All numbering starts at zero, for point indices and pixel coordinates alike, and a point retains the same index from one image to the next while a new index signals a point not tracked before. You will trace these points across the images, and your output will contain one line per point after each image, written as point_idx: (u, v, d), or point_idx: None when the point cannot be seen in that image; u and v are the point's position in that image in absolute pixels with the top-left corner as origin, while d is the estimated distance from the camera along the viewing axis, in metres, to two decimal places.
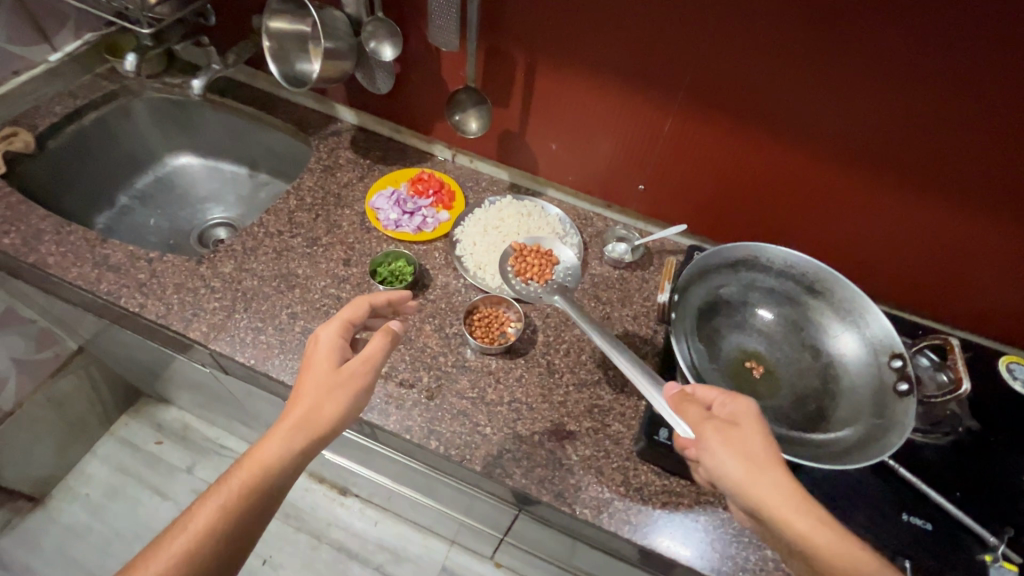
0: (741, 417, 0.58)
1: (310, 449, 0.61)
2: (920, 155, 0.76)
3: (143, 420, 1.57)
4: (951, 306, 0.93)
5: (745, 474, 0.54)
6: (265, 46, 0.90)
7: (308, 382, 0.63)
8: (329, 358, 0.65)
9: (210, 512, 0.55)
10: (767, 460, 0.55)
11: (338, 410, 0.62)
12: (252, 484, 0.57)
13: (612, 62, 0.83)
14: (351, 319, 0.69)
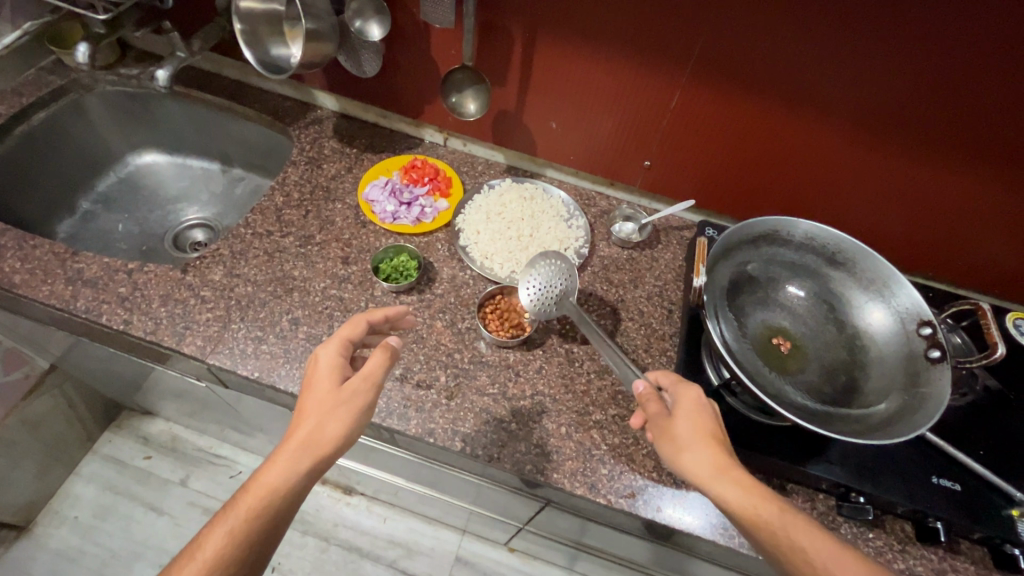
0: (681, 404, 0.62)
1: (314, 475, 0.56)
2: (942, 120, 0.73)
3: (126, 434, 1.53)
4: (959, 265, 0.93)
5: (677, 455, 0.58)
6: (237, 29, 0.83)
7: (309, 403, 0.59)
8: (330, 377, 0.60)
9: (213, 545, 0.51)
10: (703, 441, 0.58)
11: (340, 431, 0.57)
12: (256, 511, 0.53)
13: (613, 34, 0.78)
14: (349, 337, 0.65)
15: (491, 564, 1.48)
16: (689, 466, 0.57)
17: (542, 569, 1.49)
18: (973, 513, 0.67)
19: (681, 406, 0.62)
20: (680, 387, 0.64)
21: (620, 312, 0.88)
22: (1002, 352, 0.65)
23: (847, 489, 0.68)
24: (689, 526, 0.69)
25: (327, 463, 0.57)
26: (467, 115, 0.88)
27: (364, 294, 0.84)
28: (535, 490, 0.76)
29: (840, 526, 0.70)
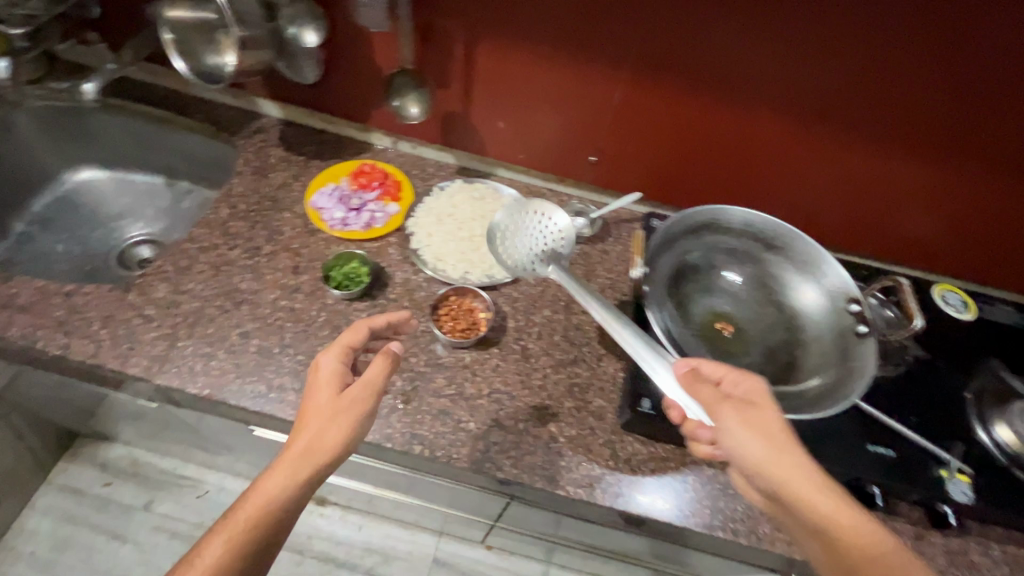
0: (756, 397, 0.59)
1: (315, 483, 0.57)
2: (865, 102, 0.78)
3: (83, 462, 1.47)
4: (892, 243, 0.97)
5: (752, 449, 0.56)
6: (166, 39, 0.81)
7: (308, 412, 0.60)
8: (330, 387, 0.61)
9: (212, 554, 0.52)
10: (781, 437, 0.56)
11: (340, 439, 0.58)
12: (254, 521, 0.53)
13: (550, 31, 0.79)
14: (351, 343, 0.65)
15: (469, 563, 1.49)
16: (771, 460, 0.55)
17: (520, 564, 1.50)
18: (907, 476, 0.71)
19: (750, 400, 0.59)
20: (747, 380, 0.61)
21: (573, 305, 0.89)
22: (921, 325, 0.71)
23: None
24: (654, 514, 0.71)
25: (327, 470, 0.58)
26: (408, 118, 0.87)
27: (316, 303, 0.84)
28: (498, 487, 0.77)
29: None
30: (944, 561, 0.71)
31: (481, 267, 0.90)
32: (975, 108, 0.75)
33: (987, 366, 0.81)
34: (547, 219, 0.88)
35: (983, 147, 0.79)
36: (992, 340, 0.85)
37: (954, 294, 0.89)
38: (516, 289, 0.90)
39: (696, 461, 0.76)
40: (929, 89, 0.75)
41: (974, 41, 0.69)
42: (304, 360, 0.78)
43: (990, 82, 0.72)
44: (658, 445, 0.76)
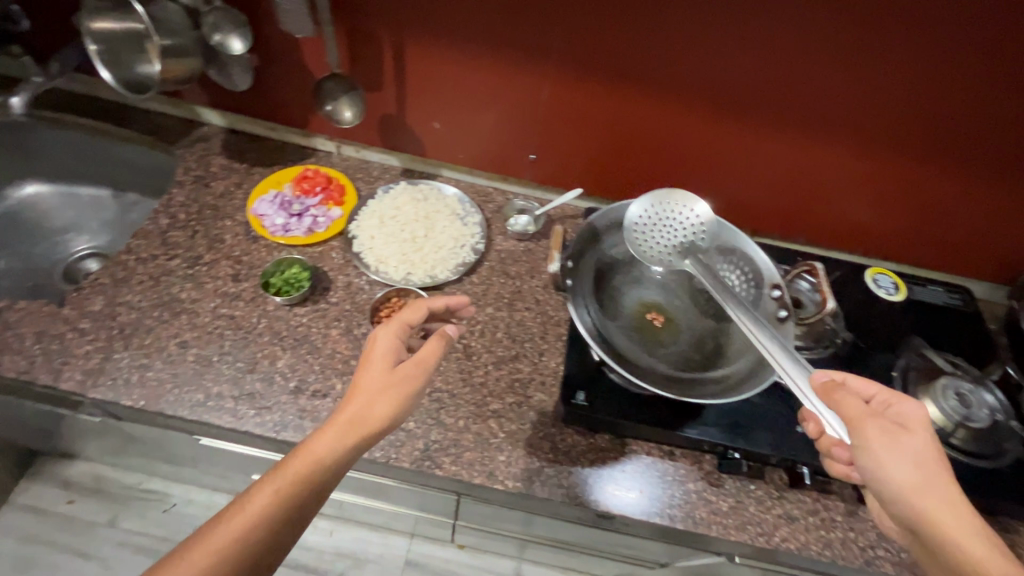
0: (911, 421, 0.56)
1: (360, 449, 0.57)
2: (790, 92, 0.80)
3: (44, 480, 1.45)
4: (825, 229, 1.00)
5: (914, 477, 0.52)
6: (91, 50, 0.79)
7: (362, 381, 0.60)
8: (384, 359, 0.61)
9: (259, 503, 0.51)
10: (926, 465, 0.52)
11: (390, 410, 0.58)
12: (303, 478, 0.53)
13: (478, 31, 0.80)
14: (409, 321, 0.65)
15: (441, 563, 1.49)
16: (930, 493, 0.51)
17: (492, 562, 1.50)
18: None
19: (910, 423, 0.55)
20: (899, 403, 0.57)
21: (516, 302, 0.91)
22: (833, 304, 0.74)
23: (723, 447, 0.73)
24: (599, 503, 0.73)
25: (373, 439, 0.58)
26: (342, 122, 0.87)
27: (256, 309, 0.84)
28: (442, 485, 0.78)
29: (724, 482, 0.76)
30: (874, 535, 0.74)
31: (423, 268, 0.90)
32: (894, 94, 0.78)
33: (911, 346, 0.84)
34: (683, 212, 0.74)
35: (905, 132, 0.82)
36: (916, 319, 0.88)
37: (885, 276, 0.93)
38: (459, 288, 0.90)
39: (635, 450, 0.77)
40: (848, 77, 0.77)
41: (886, 29, 0.72)
42: (243, 367, 0.78)
43: (905, 69, 0.75)
44: (596, 436, 0.78)
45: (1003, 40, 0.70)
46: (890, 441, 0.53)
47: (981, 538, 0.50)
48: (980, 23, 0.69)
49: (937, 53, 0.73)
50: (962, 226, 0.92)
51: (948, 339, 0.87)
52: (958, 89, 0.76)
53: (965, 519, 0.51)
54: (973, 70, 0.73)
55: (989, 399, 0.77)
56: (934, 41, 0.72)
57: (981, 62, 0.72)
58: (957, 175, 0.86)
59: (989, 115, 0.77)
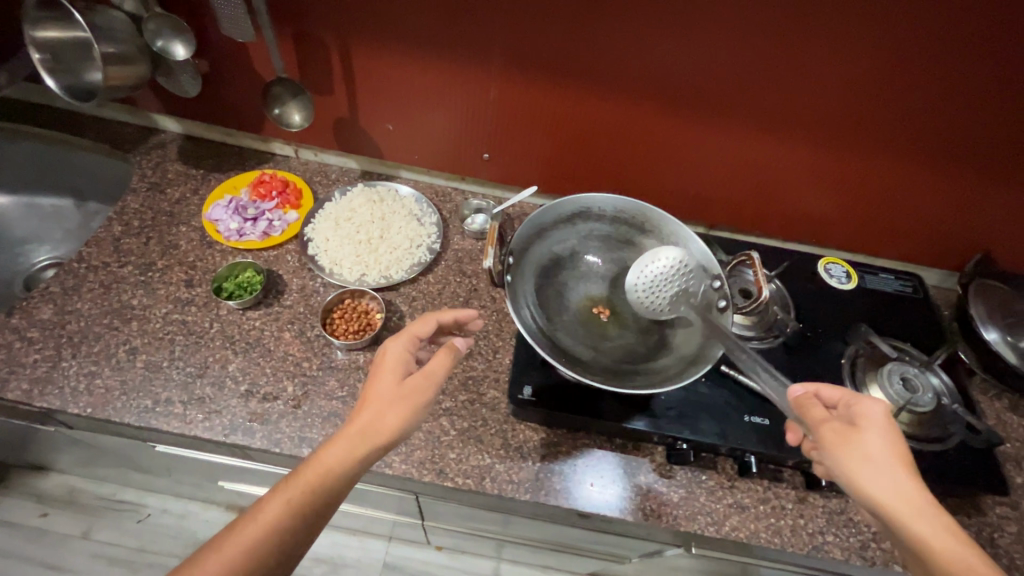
0: (866, 419, 0.56)
1: (371, 461, 0.55)
2: (736, 89, 0.81)
3: (16, 494, 1.41)
4: (777, 220, 1.01)
5: (869, 475, 0.52)
6: (35, 58, 0.78)
7: (372, 392, 0.58)
8: (395, 370, 0.59)
9: (272, 513, 0.51)
10: (886, 461, 0.53)
11: (400, 423, 0.56)
12: (315, 489, 0.52)
13: (421, 34, 0.81)
14: (418, 332, 0.63)
15: (421, 566, 1.46)
16: (881, 488, 0.51)
17: (471, 562, 1.48)
18: (779, 443, 0.74)
19: (866, 421, 0.56)
20: (862, 403, 0.58)
21: (472, 300, 0.91)
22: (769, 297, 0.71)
23: (672, 438, 0.74)
24: (553, 497, 0.73)
25: (385, 450, 0.56)
26: (291, 126, 0.92)
27: (208, 314, 0.84)
28: (395, 483, 0.78)
29: (675, 473, 0.76)
30: (823, 521, 0.74)
31: (378, 269, 0.90)
32: (838, 90, 0.78)
33: (859, 334, 0.83)
34: (658, 264, 0.72)
35: (853, 127, 0.83)
36: (865, 307, 0.90)
37: (836, 265, 0.95)
38: (415, 288, 0.91)
39: (587, 444, 0.78)
40: (793, 74, 0.77)
41: (826, 26, 0.72)
42: (193, 371, 0.78)
43: (846, 66, 0.75)
44: (547, 430, 0.78)
45: (944, 36, 0.70)
46: (845, 439, 0.54)
47: (941, 529, 0.49)
48: (918, 21, 0.69)
49: (877, 51, 0.73)
50: (914, 215, 0.93)
51: (897, 326, 0.88)
52: (901, 85, 0.76)
53: (929, 513, 0.50)
54: (916, 67, 0.73)
55: (934, 382, 0.78)
56: (874, 38, 0.72)
57: (923, 59, 0.72)
58: (907, 167, 0.86)
59: (935, 110, 0.77)
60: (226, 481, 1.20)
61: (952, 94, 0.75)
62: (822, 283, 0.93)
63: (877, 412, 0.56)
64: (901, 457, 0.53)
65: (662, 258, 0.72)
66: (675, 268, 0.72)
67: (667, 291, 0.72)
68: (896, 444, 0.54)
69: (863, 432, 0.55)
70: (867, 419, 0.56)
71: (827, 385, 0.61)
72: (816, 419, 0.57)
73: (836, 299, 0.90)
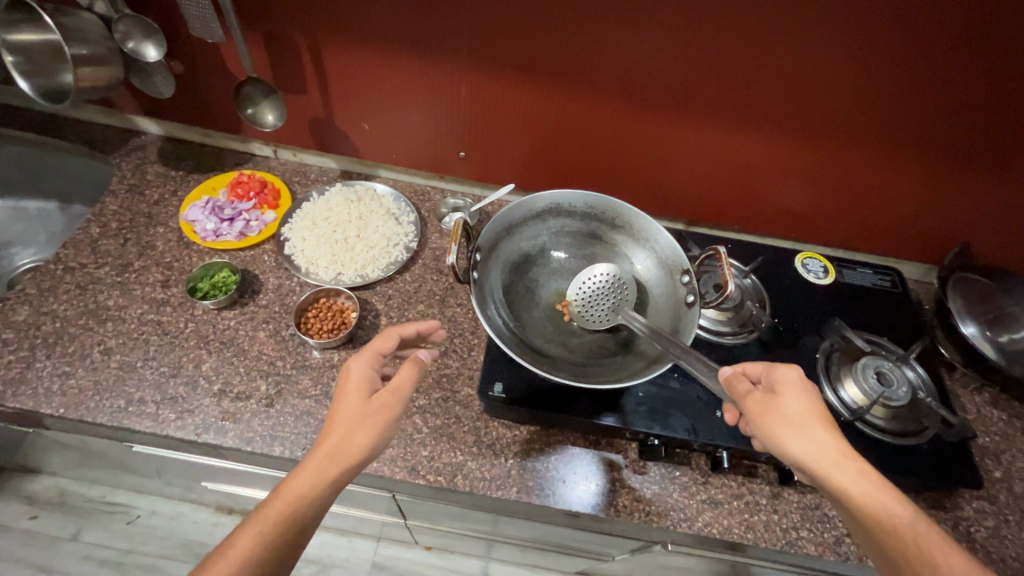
0: (782, 384, 0.58)
1: (342, 483, 0.55)
2: (708, 85, 0.81)
3: (6, 496, 1.40)
4: (754, 215, 1.02)
5: (792, 441, 0.54)
6: (7, 61, 0.78)
7: (337, 414, 0.57)
8: (359, 389, 0.59)
9: (244, 547, 0.50)
10: (807, 423, 0.55)
11: (368, 442, 0.55)
12: (286, 518, 0.52)
13: (390, 33, 0.81)
14: (380, 349, 0.63)
15: (409, 565, 1.46)
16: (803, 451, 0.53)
17: (460, 561, 1.47)
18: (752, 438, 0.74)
19: (783, 386, 0.58)
20: (779, 369, 0.59)
21: (449, 298, 0.91)
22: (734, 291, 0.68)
23: (644, 434, 0.73)
24: (526, 495, 0.73)
25: (355, 470, 0.56)
26: (264, 125, 0.93)
27: (183, 314, 0.84)
28: (368, 481, 0.78)
29: (648, 469, 0.76)
30: (797, 517, 0.74)
31: (354, 268, 0.90)
32: (810, 85, 0.78)
33: (833, 328, 0.83)
34: (593, 279, 0.73)
35: (828, 122, 0.82)
36: (841, 302, 0.90)
37: (814, 260, 0.95)
38: (391, 286, 0.91)
39: (560, 441, 0.78)
40: (765, 70, 0.77)
41: (796, 22, 0.71)
42: (167, 371, 0.78)
43: (813, 62, 0.75)
44: (521, 427, 0.78)
45: (913, 30, 0.69)
46: (767, 408, 0.56)
47: (861, 480, 0.52)
48: (887, 15, 0.68)
49: (849, 45, 0.72)
50: (890, 209, 0.93)
51: (874, 320, 0.88)
52: (873, 80, 0.75)
53: (851, 464, 0.52)
54: (887, 61, 0.73)
55: (910, 375, 0.78)
56: (845, 32, 0.71)
57: (894, 53, 0.72)
58: (882, 161, 0.86)
59: (908, 103, 0.77)
60: (209, 483, 1.20)
61: (924, 87, 0.75)
62: (799, 278, 0.92)
63: (791, 375, 0.58)
64: (817, 416, 0.55)
65: (596, 272, 0.74)
66: (609, 281, 0.73)
67: (604, 303, 0.73)
68: (812, 404, 0.56)
69: (781, 398, 0.56)
70: (784, 384, 0.58)
71: (750, 361, 0.62)
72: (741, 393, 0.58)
73: (813, 294, 0.90)
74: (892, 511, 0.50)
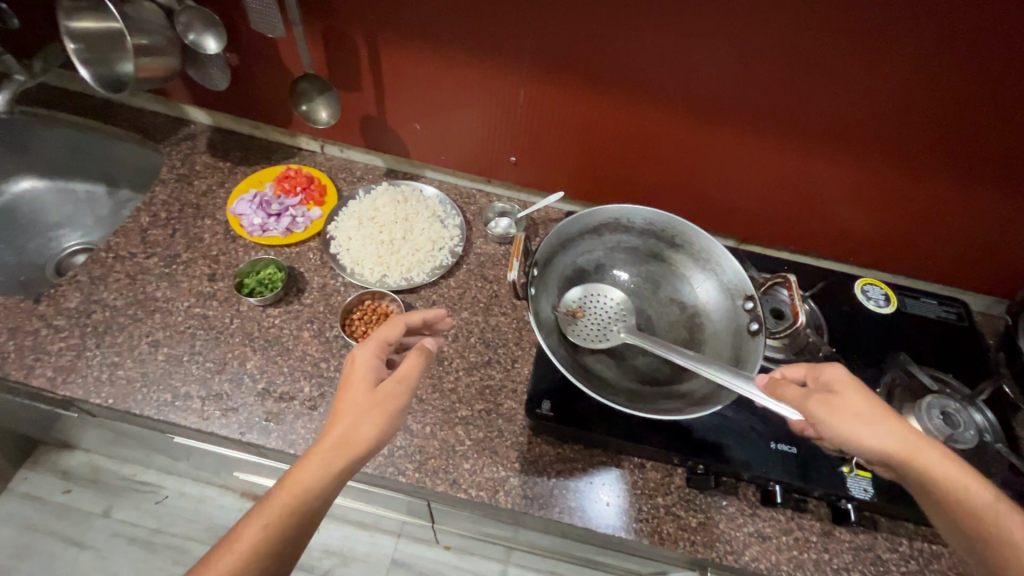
0: (836, 381, 0.56)
1: (349, 474, 0.54)
2: (779, 102, 0.77)
3: (43, 469, 1.43)
4: (808, 236, 0.98)
5: (866, 435, 0.52)
6: (70, 48, 0.79)
7: (343, 403, 0.57)
8: (364, 380, 0.58)
9: (250, 538, 0.49)
10: (875, 414, 0.53)
11: (373, 433, 0.54)
12: (292, 508, 0.51)
13: (450, 35, 0.79)
14: (386, 338, 0.62)
15: (428, 563, 1.46)
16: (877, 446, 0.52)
17: (479, 564, 1.46)
18: (806, 473, 0.72)
19: (839, 383, 0.56)
20: (826, 368, 0.58)
21: (494, 306, 0.89)
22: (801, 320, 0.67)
23: (695, 461, 0.71)
24: (568, 515, 0.71)
25: (362, 461, 0.54)
26: (318, 122, 0.92)
27: (229, 310, 0.84)
28: (407, 490, 0.78)
29: (695, 497, 0.74)
30: (849, 557, 0.71)
31: (398, 272, 0.89)
32: (887, 108, 0.74)
33: (896, 362, 0.80)
34: (602, 297, 0.74)
35: (906, 146, 0.78)
36: (903, 333, 0.86)
37: (875, 287, 0.91)
38: (435, 291, 0.89)
39: (605, 461, 0.76)
40: (844, 88, 0.73)
41: (884, 42, 0.67)
42: (213, 367, 0.78)
43: (892, 85, 0.71)
44: (565, 445, 0.76)
45: (1008, 58, 0.65)
46: (831, 406, 0.54)
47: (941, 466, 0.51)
48: (988, 37, 0.63)
49: (939, 68, 0.68)
50: (960, 239, 0.89)
51: (938, 354, 0.84)
52: (962, 104, 0.71)
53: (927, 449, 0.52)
54: (981, 85, 0.68)
55: (977, 418, 0.74)
56: (938, 54, 0.66)
57: (989, 76, 0.67)
58: (960, 188, 0.81)
59: (998, 130, 0.72)
60: (239, 471, 1.21)
61: (1018, 113, 0.70)
62: (857, 307, 0.89)
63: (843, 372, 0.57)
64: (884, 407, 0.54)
65: (603, 293, 0.74)
66: (615, 306, 0.74)
67: (603, 321, 0.72)
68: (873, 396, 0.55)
69: (843, 395, 0.55)
70: (839, 381, 0.56)
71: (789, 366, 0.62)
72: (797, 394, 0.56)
73: (873, 324, 0.86)
74: (978, 492, 0.50)
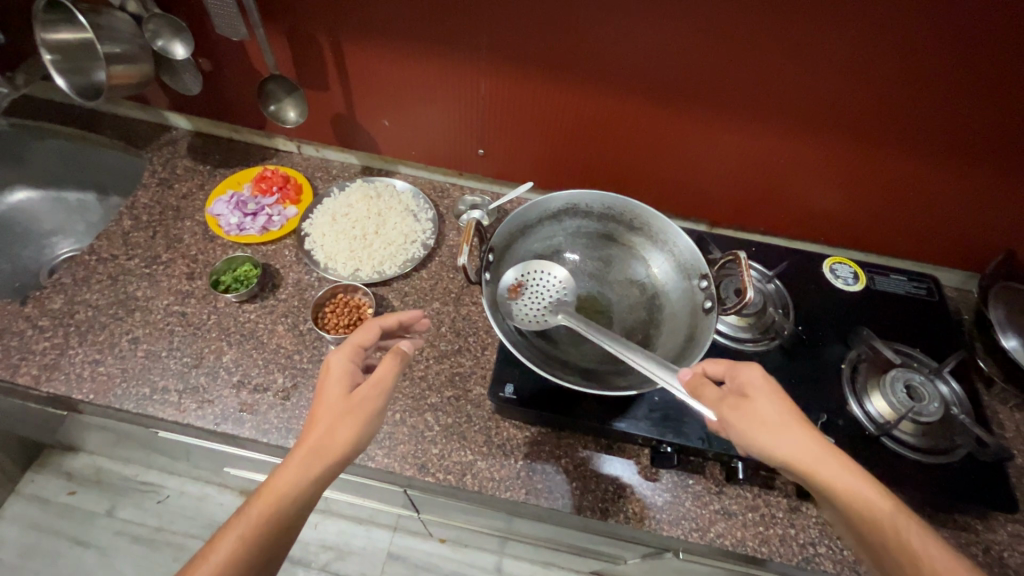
0: (751, 387, 0.57)
1: (325, 481, 0.55)
2: (734, 84, 0.78)
3: (49, 472, 1.47)
4: (776, 218, 0.99)
5: (772, 443, 0.53)
6: (47, 60, 0.82)
7: (319, 410, 0.58)
8: (339, 385, 0.59)
9: (227, 549, 0.51)
10: (783, 422, 0.54)
11: (349, 438, 0.56)
12: (269, 516, 0.52)
13: (410, 30, 0.81)
14: (361, 342, 0.63)
15: (423, 556, 1.47)
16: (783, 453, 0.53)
17: (474, 556, 1.47)
18: None
19: (753, 385, 0.57)
20: (742, 369, 0.59)
21: (465, 296, 0.91)
22: (751, 296, 0.66)
23: (657, 441, 0.72)
24: (534, 497, 0.72)
25: (338, 468, 0.56)
26: (285, 122, 0.96)
27: (207, 307, 0.87)
28: (381, 476, 0.79)
29: (661, 477, 0.75)
30: (815, 532, 0.71)
31: (370, 266, 0.91)
32: (840, 86, 0.75)
33: (861, 337, 0.79)
34: (541, 271, 0.74)
35: (875, 124, 0.78)
36: (872, 310, 0.86)
37: (843, 266, 0.91)
38: (407, 283, 0.91)
39: (570, 444, 0.77)
40: (812, 69, 0.73)
41: (831, 19, 0.68)
42: (189, 362, 0.81)
43: (842, 63, 0.72)
44: (531, 428, 0.78)
45: (953, 32, 0.65)
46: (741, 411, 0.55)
47: (847, 476, 0.51)
48: (947, 13, 0.64)
49: (907, 46, 0.68)
50: (928, 216, 0.89)
51: (906, 330, 0.84)
52: (931, 81, 0.71)
53: (832, 461, 0.52)
54: (948, 62, 0.68)
55: (943, 391, 0.74)
56: (904, 32, 0.67)
57: (957, 54, 0.67)
58: (931, 166, 0.81)
59: (967, 107, 0.72)
60: (231, 468, 1.24)
61: (985, 90, 0.70)
62: (825, 286, 0.89)
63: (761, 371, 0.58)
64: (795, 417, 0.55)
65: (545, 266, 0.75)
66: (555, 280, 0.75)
67: (542, 299, 0.73)
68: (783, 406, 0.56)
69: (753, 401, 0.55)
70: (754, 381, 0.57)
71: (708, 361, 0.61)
72: (712, 399, 0.56)
73: (841, 302, 0.87)
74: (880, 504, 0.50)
